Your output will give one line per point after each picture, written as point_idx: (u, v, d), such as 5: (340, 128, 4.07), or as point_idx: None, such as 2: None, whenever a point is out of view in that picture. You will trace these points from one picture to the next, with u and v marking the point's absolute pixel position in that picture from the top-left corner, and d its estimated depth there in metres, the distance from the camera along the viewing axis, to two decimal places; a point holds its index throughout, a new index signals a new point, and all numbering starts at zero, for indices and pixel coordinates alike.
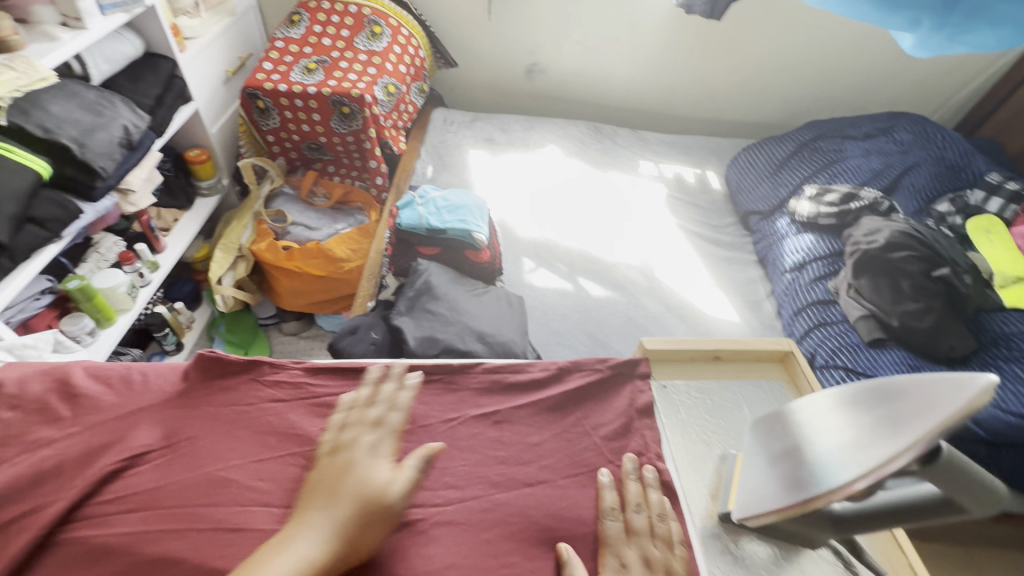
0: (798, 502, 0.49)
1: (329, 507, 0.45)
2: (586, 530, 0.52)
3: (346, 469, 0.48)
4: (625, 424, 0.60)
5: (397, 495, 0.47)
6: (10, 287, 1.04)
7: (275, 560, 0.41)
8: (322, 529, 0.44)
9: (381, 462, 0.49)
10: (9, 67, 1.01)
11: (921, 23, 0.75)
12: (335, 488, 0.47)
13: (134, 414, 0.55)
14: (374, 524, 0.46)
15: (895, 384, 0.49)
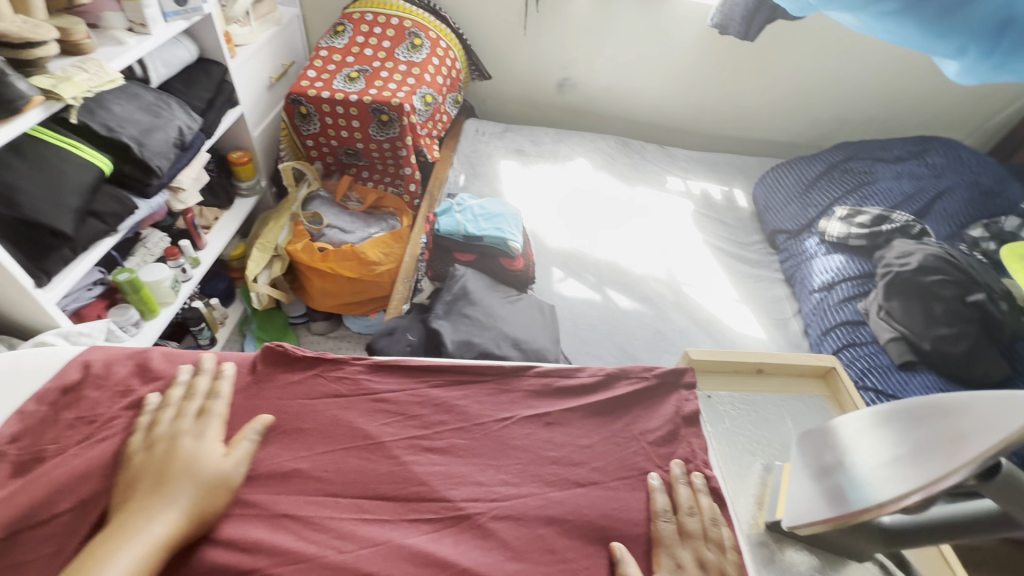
0: (848, 513, 0.50)
1: (161, 493, 0.47)
2: (638, 531, 0.53)
3: (174, 455, 0.51)
4: (672, 431, 0.62)
5: (234, 467, 0.51)
6: (70, 277, 1.08)
7: (120, 544, 0.43)
8: (166, 510, 0.46)
9: (208, 445, 0.52)
10: (82, 69, 1.06)
11: (969, 50, 0.70)
12: (163, 475, 0.49)
13: (206, 402, 0.58)
14: (215, 496, 0.49)
15: (947, 401, 0.50)
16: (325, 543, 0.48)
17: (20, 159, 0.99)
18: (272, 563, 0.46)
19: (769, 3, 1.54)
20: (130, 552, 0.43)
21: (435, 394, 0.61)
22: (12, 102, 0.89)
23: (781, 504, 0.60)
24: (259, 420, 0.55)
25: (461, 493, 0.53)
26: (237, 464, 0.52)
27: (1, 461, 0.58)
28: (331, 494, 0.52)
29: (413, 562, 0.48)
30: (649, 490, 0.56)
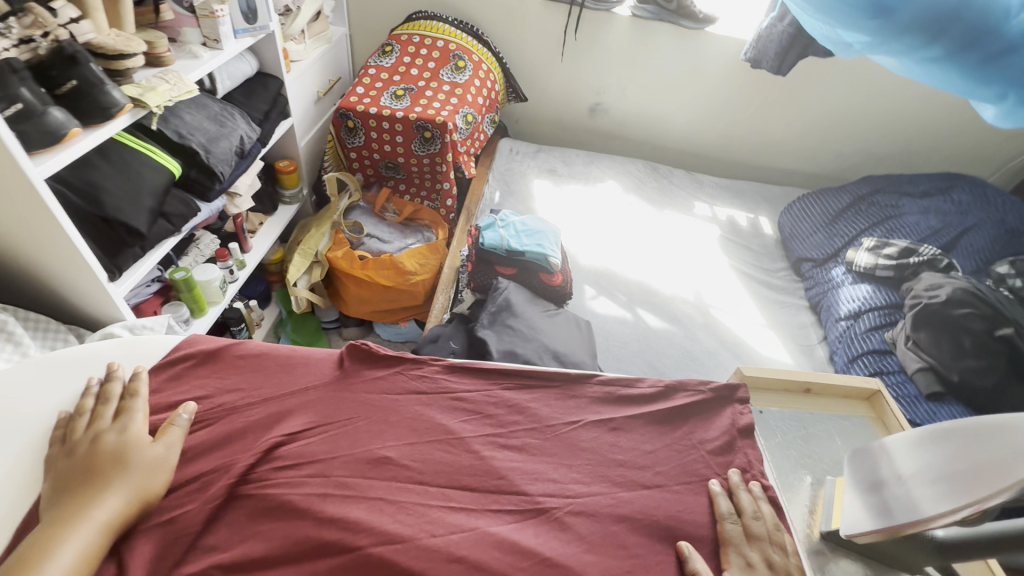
0: (893, 526, 0.55)
1: (95, 484, 0.50)
2: (704, 534, 0.57)
3: (103, 450, 0.53)
4: (729, 441, 0.65)
5: (166, 451, 0.54)
6: (137, 272, 1.14)
7: (61, 533, 0.46)
8: (108, 496, 0.49)
9: (134, 438, 0.54)
10: (164, 80, 1.13)
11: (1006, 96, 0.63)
12: (91, 471, 0.51)
13: (300, 393, 0.62)
14: (155, 476, 0.52)
15: (986, 424, 0.54)
16: (419, 526, 0.52)
17: (103, 160, 1.05)
18: (373, 542, 0.50)
19: (803, 41, 1.61)
20: (78, 536, 0.46)
21: (508, 396, 0.66)
22: (107, 108, 0.95)
23: (836, 514, 0.63)
24: (184, 410, 0.58)
25: (538, 488, 0.57)
26: (169, 447, 0.55)
27: None
28: (420, 483, 0.55)
29: (500, 549, 0.51)
30: (711, 496, 0.60)
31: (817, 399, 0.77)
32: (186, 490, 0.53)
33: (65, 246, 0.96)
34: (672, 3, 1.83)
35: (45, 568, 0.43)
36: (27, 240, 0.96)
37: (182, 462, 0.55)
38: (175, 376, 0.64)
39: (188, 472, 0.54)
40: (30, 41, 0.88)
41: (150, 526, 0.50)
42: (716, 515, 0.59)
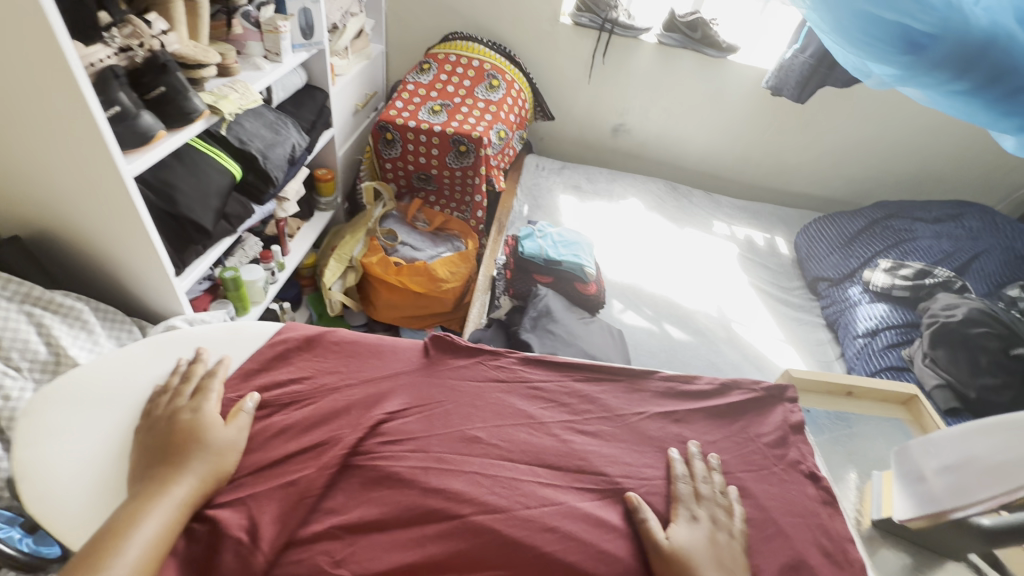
0: (932, 513, 0.61)
1: (177, 461, 0.55)
2: (768, 517, 0.61)
3: (184, 428, 0.58)
4: (783, 436, 0.70)
5: (236, 435, 0.59)
6: (198, 269, 1.20)
7: (146, 503, 0.51)
8: (186, 474, 0.53)
9: (211, 418, 0.59)
10: (232, 89, 1.20)
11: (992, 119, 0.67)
12: (175, 447, 0.56)
13: (393, 377, 0.68)
14: (226, 459, 0.57)
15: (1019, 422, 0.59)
16: (515, 499, 0.56)
17: (178, 161, 1.11)
18: (476, 510, 0.54)
19: (823, 70, 1.70)
20: (161, 509, 0.50)
21: (579, 387, 0.71)
22: (188, 113, 1.01)
23: (887, 503, 0.68)
24: (251, 399, 0.63)
25: (616, 470, 0.62)
26: (239, 432, 0.59)
27: None
28: (511, 461, 0.60)
29: (588, 521, 0.56)
30: (772, 483, 0.65)
31: (857, 401, 0.82)
32: (301, 458, 0.58)
33: (141, 240, 1.02)
34: (698, 32, 1.91)
35: (133, 534, 0.48)
36: (104, 232, 1.02)
37: (294, 434, 0.60)
38: (277, 358, 0.70)
39: (301, 443, 0.59)
40: (128, 49, 0.94)
41: (272, 488, 0.55)
42: (670, 480, 0.62)
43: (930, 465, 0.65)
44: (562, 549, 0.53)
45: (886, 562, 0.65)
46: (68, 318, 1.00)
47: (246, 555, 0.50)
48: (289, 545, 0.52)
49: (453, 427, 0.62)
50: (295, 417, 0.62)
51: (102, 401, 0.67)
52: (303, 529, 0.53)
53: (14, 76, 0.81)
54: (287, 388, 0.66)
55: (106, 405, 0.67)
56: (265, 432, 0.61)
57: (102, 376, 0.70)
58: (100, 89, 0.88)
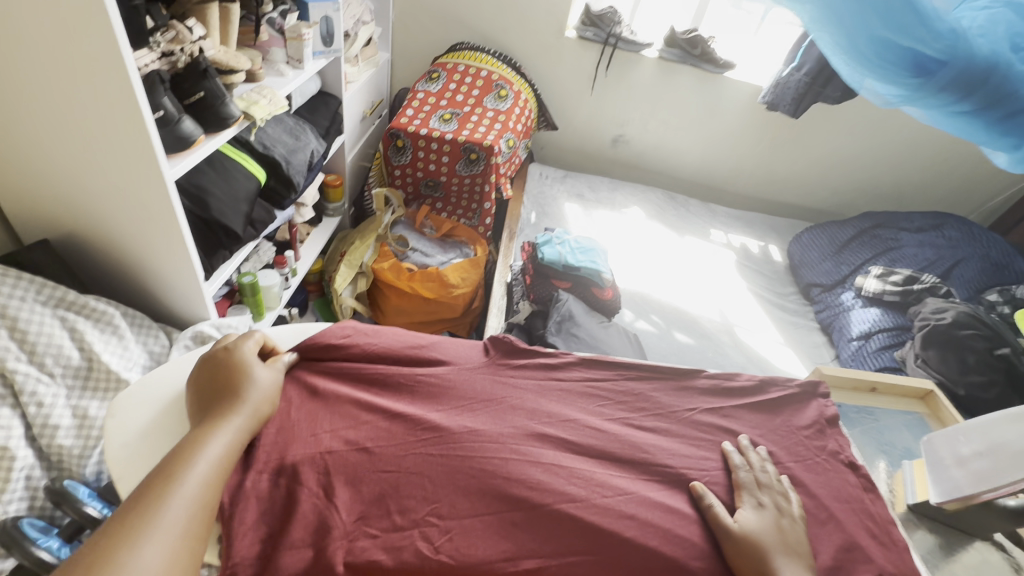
0: (960, 497, 0.66)
1: (228, 396, 0.60)
2: (818, 503, 0.66)
3: (229, 368, 0.63)
4: (821, 428, 0.75)
5: (274, 375, 0.65)
6: (226, 270, 1.20)
7: (209, 431, 0.55)
8: (239, 405, 0.59)
9: (252, 360, 0.65)
10: (261, 95, 1.20)
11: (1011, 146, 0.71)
12: (224, 386, 0.61)
13: (459, 375, 0.70)
14: (268, 395, 0.62)
15: None
16: (591, 488, 0.59)
17: (208, 165, 1.11)
18: (558, 498, 0.57)
19: (816, 89, 1.81)
20: (222, 433, 0.55)
21: (632, 385, 0.75)
22: (225, 120, 1.03)
23: (922, 488, 0.72)
24: (287, 355, 0.70)
25: (678, 462, 0.66)
26: (276, 373, 0.65)
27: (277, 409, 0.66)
28: (581, 453, 0.64)
29: (660, 508, 0.60)
30: (818, 472, 0.70)
31: (880, 397, 0.88)
32: (384, 448, 0.59)
33: (173, 241, 1.01)
34: (697, 49, 2.00)
35: (201, 454, 0.52)
36: (132, 232, 1.00)
37: (370, 420, 0.63)
38: (343, 347, 0.72)
39: (378, 426, 0.62)
40: (171, 55, 0.94)
41: (356, 460, 0.58)
42: (730, 469, 0.67)
43: (957, 453, 0.69)
44: (640, 534, 0.57)
45: (919, 540, 0.70)
46: (100, 322, 0.99)
47: (325, 511, 0.53)
48: (372, 507, 0.55)
49: (524, 421, 0.65)
50: (369, 404, 0.65)
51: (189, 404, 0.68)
52: (402, 518, 0.54)
53: (62, 74, 0.81)
54: (355, 369, 0.69)
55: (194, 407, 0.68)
56: (340, 411, 0.64)
57: (159, 377, 0.71)
58: (147, 92, 0.88)
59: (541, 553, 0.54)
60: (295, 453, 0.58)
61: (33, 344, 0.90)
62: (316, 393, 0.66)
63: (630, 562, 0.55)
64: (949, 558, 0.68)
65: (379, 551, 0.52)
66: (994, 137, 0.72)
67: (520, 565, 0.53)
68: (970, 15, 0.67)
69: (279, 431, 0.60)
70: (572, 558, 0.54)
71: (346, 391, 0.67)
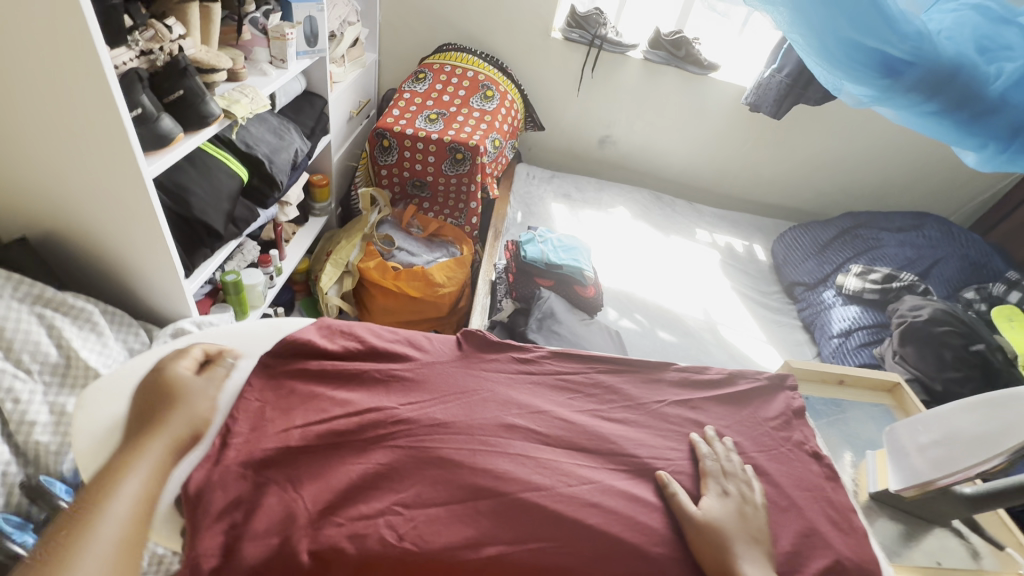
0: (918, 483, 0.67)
1: (156, 417, 0.57)
2: (780, 491, 0.67)
3: (160, 384, 0.60)
4: (786, 420, 0.77)
5: (208, 389, 0.61)
6: (206, 268, 1.20)
7: (131, 459, 0.52)
8: (161, 434, 0.55)
9: (187, 372, 0.61)
10: (242, 94, 1.20)
11: (987, 142, 0.73)
12: (153, 404, 0.58)
13: (431, 367, 0.70)
14: (200, 415, 0.59)
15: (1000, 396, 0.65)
16: (556, 478, 0.61)
17: (189, 163, 1.11)
18: (523, 487, 0.58)
19: (797, 90, 1.84)
20: (143, 463, 0.52)
21: (603, 378, 0.76)
22: (206, 117, 1.03)
23: (883, 477, 0.74)
24: (230, 358, 0.66)
25: (645, 452, 0.67)
26: (211, 385, 0.62)
27: None
28: (548, 444, 0.65)
29: (624, 497, 0.61)
30: (782, 462, 0.71)
31: (849, 390, 0.89)
32: (350, 439, 0.59)
33: (152, 237, 1.01)
34: (681, 50, 2.03)
35: (120, 487, 0.49)
36: (112, 229, 1.01)
37: (338, 417, 0.61)
38: (324, 343, 0.69)
39: (345, 423, 0.60)
40: (150, 53, 0.96)
41: (326, 455, 0.58)
42: (697, 458, 0.68)
43: (917, 442, 0.70)
44: (602, 521, 0.58)
45: (883, 529, 0.71)
46: (79, 320, 0.99)
47: (291, 502, 0.54)
48: (337, 497, 0.55)
49: (493, 413, 0.66)
50: (340, 401, 0.63)
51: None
52: (365, 506, 0.55)
53: (39, 69, 0.81)
54: (325, 366, 0.67)
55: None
56: (312, 406, 0.62)
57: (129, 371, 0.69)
58: (125, 90, 0.89)
59: (504, 540, 0.55)
60: (267, 449, 0.57)
61: (10, 342, 0.91)
62: (283, 386, 0.65)
63: (591, 548, 0.56)
64: (909, 544, 0.70)
65: (343, 539, 0.52)
66: (963, 138, 0.75)
67: (484, 552, 0.54)
68: (939, 17, 0.74)
69: (253, 428, 0.59)
70: (535, 544, 0.55)
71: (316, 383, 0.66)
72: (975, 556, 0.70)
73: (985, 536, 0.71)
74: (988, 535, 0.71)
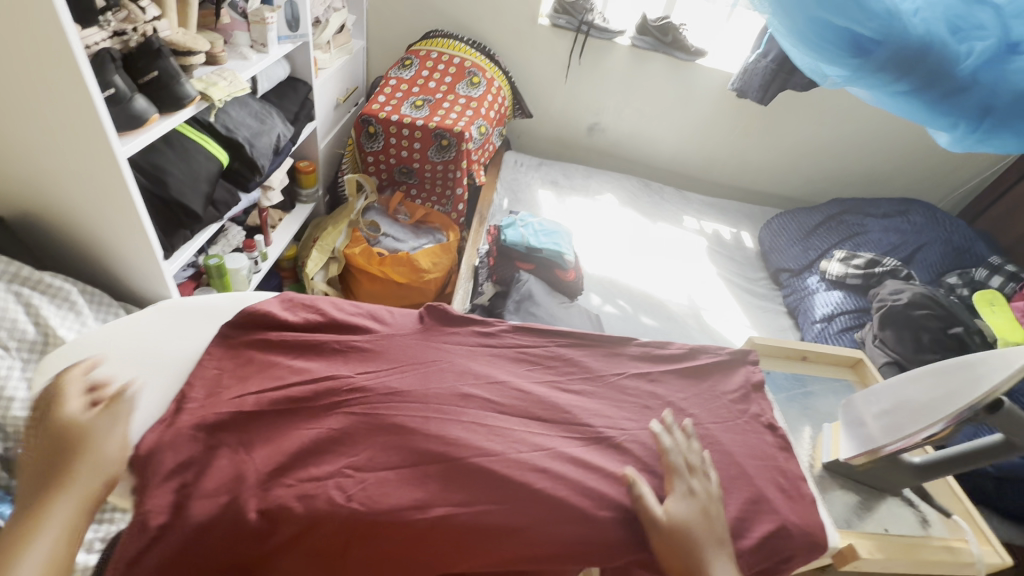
0: (867, 450, 0.68)
1: (57, 471, 0.50)
2: (732, 460, 0.68)
3: (56, 433, 0.52)
4: (745, 393, 0.78)
5: (115, 429, 0.56)
6: (186, 251, 1.22)
7: (32, 525, 0.46)
8: (67, 491, 0.49)
9: (87, 414, 0.55)
10: (220, 77, 1.20)
11: (957, 125, 0.89)
12: (48, 459, 0.51)
13: (391, 339, 0.72)
14: (112, 460, 0.53)
15: (950, 363, 0.66)
16: (507, 444, 0.62)
17: (166, 146, 1.12)
18: (473, 452, 0.60)
19: (783, 75, 1.84)
20: (50, 526, 0.46)
21: (563, 351, 0.77)
22: (180, 100, 1.03)
23: (835, 447, 0.75)
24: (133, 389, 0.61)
25: (599, 421, 0.69)
26: (118, 424, 0.56)
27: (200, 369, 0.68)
28: (502, 412, 0.66)
29: (574, 463, 0.63)
30: (737, 433, 0.72)
31: (811, 365, 0.91)
32: (305, 406, 0.62)
33: (128, 220, 1.03)
34: (668, 36, 2.02)
35: (27, 559, 0.43)
36: (90, 213, 1.02)
37: (294, 384, 0.63)
38: (284, 315, 0.71)
39: (299, 391, 0.62)
40: (122, 34, 0.96)
41: (279, 421, 0.61)
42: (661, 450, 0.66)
43: (871, 412, 0.72)
44: (550, 485, 0.59)
45: (840, 500, 0.72)
46: (57, 299, 1.01)
47: (242, 464, 0.57)
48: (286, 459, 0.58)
49: (449, 383, 0.67)
50: (299, 371, 0.65)
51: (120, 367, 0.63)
52: (316, 468, 0.57)
53: (11, 53, 0.82)
54: (287, 336, 0.69)
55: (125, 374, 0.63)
56: (267, 373, 0.65)
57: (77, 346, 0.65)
58: (97, 70, 0.90)
59: (452, 502, 0.56)
60: (220, 415, 0.60)
61: None
62: (243, 359, 0.68)
63: (537, 511, 0.57)
64: (866, 515, 0.71)
65: (292, 499, 0.54)
66: (932, 117, 0.91)
67: (431, 513, 0.55)
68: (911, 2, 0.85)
69: (208, 395, 0.63)
70: (482, 506, 0.57)
71: (275, 355, 0.68)
72: (925, 523, 0.71)
73: (935, 504, 0.73)
74: (938, 503, 0.73)
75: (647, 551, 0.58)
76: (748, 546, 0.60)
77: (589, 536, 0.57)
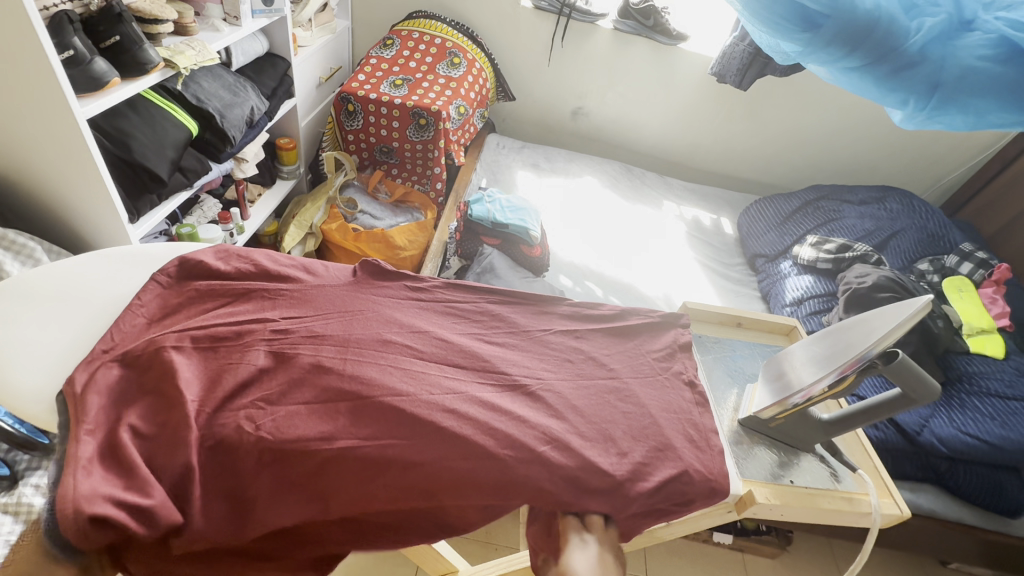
0: (777, 401, 0.71)
1: None
2: (644, 411, 0.70)
3: None
4: (670, 351, 0.80)
5: None
6: (155, 217, 1.26)
7: None
8: None
9: None
10: (189, 47, 1.21)
11: (909, 103, 0.88)
12: None
13: (322, 290, 0.75)
14: None
15: (854, 321, 0.70)
16: (419, 386, 0.65)
17: (133, 112, 1.14)
18: (384, 392, 0.63)
19: (761, 60, 1.83)
20: None
21: (493, 308, 0.80)
22: (143, 64, 1.05)
23: (751, 404, 0.77)
24: None
25: (517, 371, 0.71)
26: None
27: (136, 314, 0.71)
28: (421, 358, 0.69)
29: (484, 406, 0.65)
30: (654, 387, 0.74)
31: (745, 332, 0.94)
32: (227, 346, 0.67)
33: (94, 182, 1.06)
34: (650, 20, 2.02)
35: None
36: (56, 174, 1.07)
37: (220, 327, 0.68)
38: (219, 266, 0.76)
39: (224, 330, 0.68)
40: None
41: (201, 360, 0.66)
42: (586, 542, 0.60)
43: (785, 367, 0.74)
44: (455, 424, 0.61)
45: (758, 458, 0.73)
46: (20, 255, 1.03)
47: (162, 395, 0.62)
48: (204, 392, 0.63)
49: (371, 329, 0.70)
50: (229, 317, 0.70)
51: (64, 303, 0.73)
52: (233, 401, 0.62)
53: None
54: (221, 285, 0.74)
55: (63, 305, 0.73)
56: (197, 317, 0.71)
57: (23, 278, 0.75)
58: (54, 33, 0.92)
59: (358, 436, 0.60)
60: (144, 351, 0.65)
61: None
62: (180, 306, 0.73)
63: (438, 447, 0.60)
64: (780, 471, 0.72)
65: (203, 427, 0.60)
66: (885, 93, 0.89)
67: (337, 444, 0.59)
68: None
69: (134, 334, 0.69)
70: (385, 441, 0.60)
71: (208, 303, 0.73)
72: (835, 478, 0.73)
73: (845, 461, 0.76)
74: (848, 460, 0.75)
75: (543, 491, 0.60)
76: (647, 489, 0.62)
77: (487, 472, 0.59)
